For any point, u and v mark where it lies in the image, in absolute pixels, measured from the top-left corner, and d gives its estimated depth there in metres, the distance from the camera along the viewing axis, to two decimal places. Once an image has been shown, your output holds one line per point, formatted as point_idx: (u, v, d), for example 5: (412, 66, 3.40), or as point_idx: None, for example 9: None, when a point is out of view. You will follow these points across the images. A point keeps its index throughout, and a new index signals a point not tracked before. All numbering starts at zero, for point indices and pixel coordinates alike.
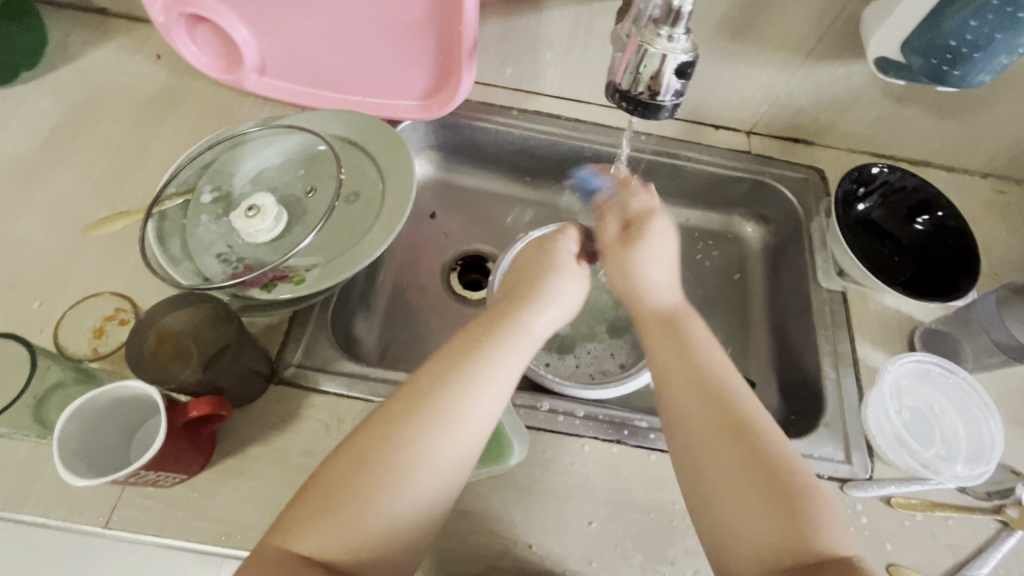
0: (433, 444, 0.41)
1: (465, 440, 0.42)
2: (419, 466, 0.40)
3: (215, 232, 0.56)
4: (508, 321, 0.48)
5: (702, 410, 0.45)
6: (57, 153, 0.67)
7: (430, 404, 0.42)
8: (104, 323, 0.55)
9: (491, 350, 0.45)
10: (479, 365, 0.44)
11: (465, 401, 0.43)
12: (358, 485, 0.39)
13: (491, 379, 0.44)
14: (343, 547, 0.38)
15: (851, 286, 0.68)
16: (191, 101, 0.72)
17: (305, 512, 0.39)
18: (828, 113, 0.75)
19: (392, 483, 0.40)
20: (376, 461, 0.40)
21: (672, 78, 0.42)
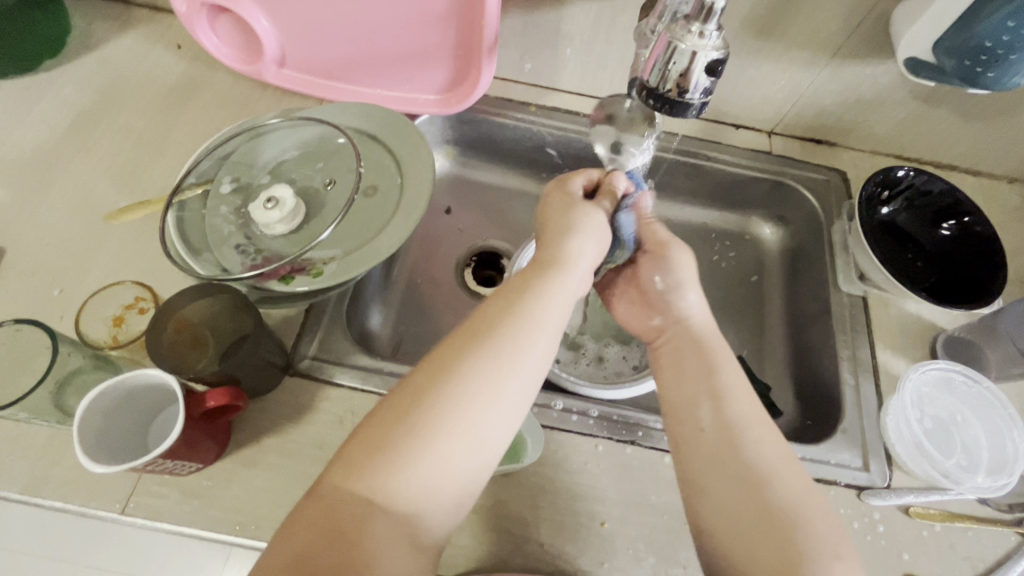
0: (491, 378, 0.41)
1: (524, 373, 0.42)
2: (481, 398, 0.40)
3: (233, 222, 0.56)
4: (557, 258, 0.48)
5: (714, 450, 0.43)
6: (79, 141, 0.67)
7: (482, 345, 0.42)
8: (124, 311, 0.56)
9: (542, 286, 0.46)
10: (529, 307, 0.44)
11: (522, 335, 0.43)
12: (417, 419, 0.39)
13: (547, 314, 0.44)
14: (401, 485, 0.37)
15: (873, 291, 0.67)
16: (211, 91, 0.72)
17: (356, 458, 0.38)
18: (852, 114, 0.73)
19: (446, 424, 0.39)
20: (431, 400, 0.39)
21: (702, 75, 0.42)
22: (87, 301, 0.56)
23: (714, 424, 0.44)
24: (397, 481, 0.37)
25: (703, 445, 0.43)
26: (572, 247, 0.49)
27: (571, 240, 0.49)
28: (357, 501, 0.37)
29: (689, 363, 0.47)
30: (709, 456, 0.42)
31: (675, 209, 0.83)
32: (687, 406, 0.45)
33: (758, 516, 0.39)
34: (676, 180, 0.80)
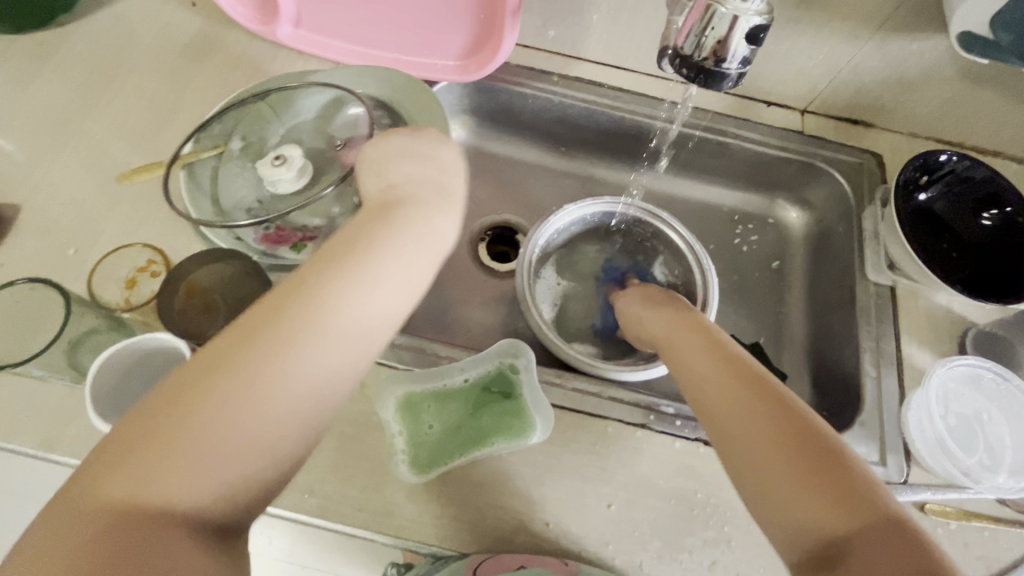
0: (302, 347, 0.36)
1: (343, 335, 0.37)
2: (287, 365, 0.35)
3: (242, 186, 0.55)
4: (389, 218, 0.42)
5: (757, 412, 0.44)
6: (92, 101, 0.66)
7: (304, 307, 0.37)
8: (137, 274, 0.55)
9: (372, 244, 0.40)
10: (364, 270, 0.39)
11: (339, 294, 0.38)
12: (213, 397, 0.34)
13: (381, 272, 0.39)
14: (197, 472, 0.32)
15: (902, 281, 0.64)
16: (225, 51, 0.70)
17: (129, 455, 0.32)
18: (894, 93, 0.69)
19: (258, 395, 0.34)
20: (244, 368, 0.35)
21: (741, 42, 0.39)
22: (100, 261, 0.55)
23: (750, 389, 0.46)
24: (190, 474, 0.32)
25: (748, 411, 0.44)
26: (410, 209, 0.43)
27: (420, 200, 0.44)
28: (134, 498, 0.31)
29: (708, 346, 0.51)
30: (755, 417, 0.44)
31: (698, 188, 0.81)
32: (718, 383, 0.47)
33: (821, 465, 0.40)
34: (701, 159, 0.77)
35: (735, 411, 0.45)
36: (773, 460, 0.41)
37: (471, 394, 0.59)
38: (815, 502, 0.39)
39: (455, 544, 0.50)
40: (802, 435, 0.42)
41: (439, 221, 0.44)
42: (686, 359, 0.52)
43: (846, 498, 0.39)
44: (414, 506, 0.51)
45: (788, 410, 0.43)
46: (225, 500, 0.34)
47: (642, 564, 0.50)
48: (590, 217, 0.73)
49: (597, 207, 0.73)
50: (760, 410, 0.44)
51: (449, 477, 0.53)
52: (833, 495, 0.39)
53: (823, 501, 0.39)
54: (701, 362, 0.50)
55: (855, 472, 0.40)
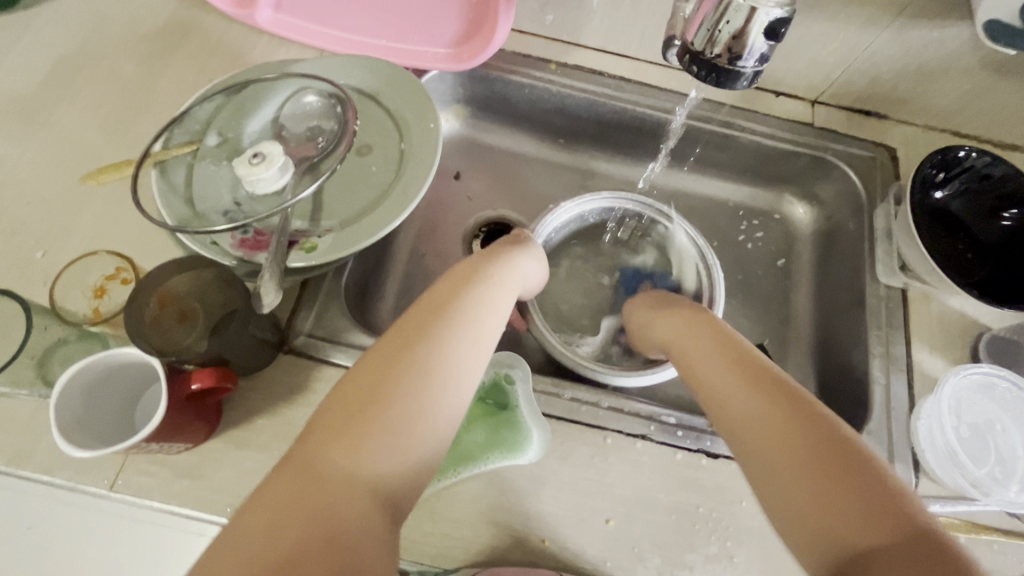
0: (422, 389, 0.39)
1: (458, 376, 0.41)
2: (414, 407, 0.38)
3: (217, 186, 0.51)
4: (478, 278, 0.49)
5: (783, 426, 0.41)
6: (61, 90, 0.62)
7: (414, 352, 0.41)
8: (106, 282, 0.51)
9: (467, 299, 0.46)
10: (465, 320, 0.44)
11: (449, 341, 0.42)
12: (349, 444, 0.36)
13: (480, 321, 0.45)
14: (342, 521, 0.33)
15: (914, 284, 0.62)
16: (203, 36, 0.66)
17: (270, 518, 0.32)
18: (911, 84, 0.66)
19: (392, 432, 0.37)
20: (376, 410, 0.37)
21: (758, 38, 0.36)
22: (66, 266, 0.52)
23: (759, 389, 0.44)
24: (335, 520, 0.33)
25: (773, 424, 0.42)
26: (491, 268, 0.50)
27: (495, 262, 0.51)
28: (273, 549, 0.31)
29: (726, 353, 0.49)
30: (778, 428, 0.41)
31: (701, 182, 0.77)
32: (742, 394, 0.45)
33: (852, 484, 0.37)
34: (705, 153, 0.74)
35: (757, 426, 0.42)
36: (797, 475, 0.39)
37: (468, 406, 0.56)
38: (839, 514, 0.36)
39: (447, 562, 0.48)
40: (830, 451, 0.39)
41: (512, 278, 0.51)
42: (705, 369, 0.49)
43: (881, 519, 0.35)
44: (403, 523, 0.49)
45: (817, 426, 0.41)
46: (361, 545, 0.33)
47: None
48: (587, 214, 0.70)
49: (595, 203, 0.69)
50: (770, 414, 0.42)
51: (441, 492, 0.50)
52: (866, 516, 0.36)
53: (852, 520, 0.36)
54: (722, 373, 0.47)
55: (894, 496, 0.37)
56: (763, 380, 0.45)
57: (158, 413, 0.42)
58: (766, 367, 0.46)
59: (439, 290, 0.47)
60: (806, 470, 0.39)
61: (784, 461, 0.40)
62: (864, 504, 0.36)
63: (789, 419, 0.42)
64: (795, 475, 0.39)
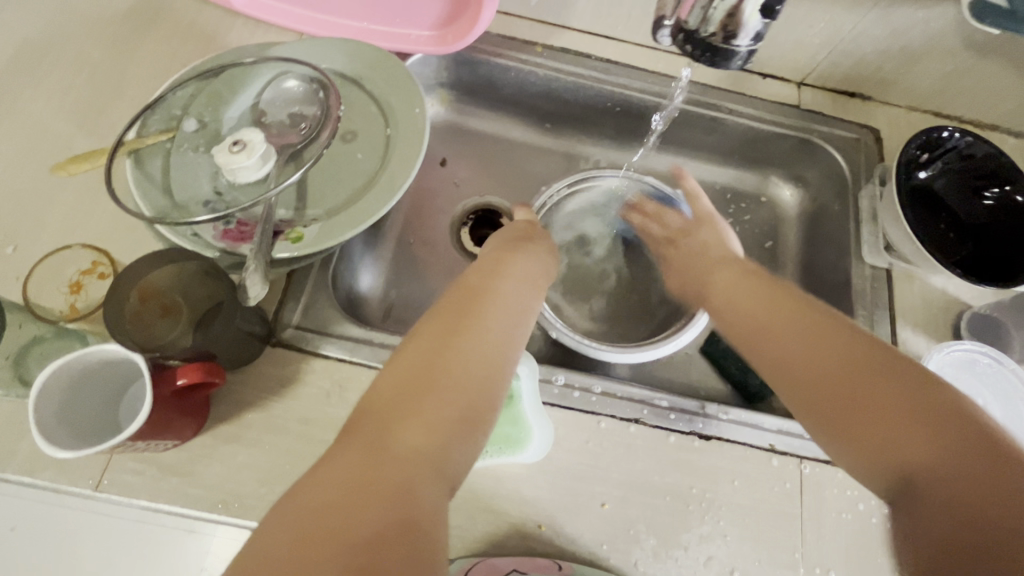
0: (475, 377, 0.39)
1: (503, 364, 0.42)
2: (469, 392, 0.38)
3: (197, 174, 0.49)
4: (510, 271, 0.50)
5: (847, 363, 0.39)
6: (26, 76, 0.59)
7: (465, 336, 0.41)
8: (82, 277, 0.49)
9: (501, 291, 0.47)
10: (507, 308, 0.45)
11: (493, 329, 0.43)
12: (417, 422, 0.36)
13: (514, 313, 0.46)
14: (418, 503, 0.32)
15: (898, 263, 0.63)
16: (176, 19, 0.63)
17: (346, 494, 0.31)
18: (895, 64, 0.66)
19: (456, 414, 0.37)
20: (437, 392, 0.37)
21: (754, 15, 0.35)
22: (40, 260, 0.50)
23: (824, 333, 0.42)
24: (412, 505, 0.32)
25: (816, 355, 0.41)
26: (519, 263, 0.51)
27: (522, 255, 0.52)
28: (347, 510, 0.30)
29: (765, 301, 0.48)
30: (823, 358, 0.41)
31: (689, 165, 0.77)
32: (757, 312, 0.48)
33: (885, 386, 0.37)
34: (691, 135, 0.73)
35: (813, 361, 0.41)
36: (863, 409, 0.37)
37: None
38: (922, 449, 0.34)
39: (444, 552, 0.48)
40: (924, 402, 0.36)
41: (538, 273, 0.52)
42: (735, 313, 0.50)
43: (961, 453, 0.33)
44: None
45: (894, 376, 0.38)
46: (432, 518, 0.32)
47: (637, 563, 0.49)
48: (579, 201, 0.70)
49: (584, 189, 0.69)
50: (816, 355, 0.41)
51: None
52: (935, 442, 0.34)
53: (909, 441, 0.35)
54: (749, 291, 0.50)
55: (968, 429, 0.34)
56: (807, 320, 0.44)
57: (143, 411, 0.41)
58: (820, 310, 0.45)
59: (469, 283, 0.47)
60: (862, 405, 0.37)
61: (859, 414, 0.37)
62: (951, 437, 0.34)
63: (854, 361, 0.39)
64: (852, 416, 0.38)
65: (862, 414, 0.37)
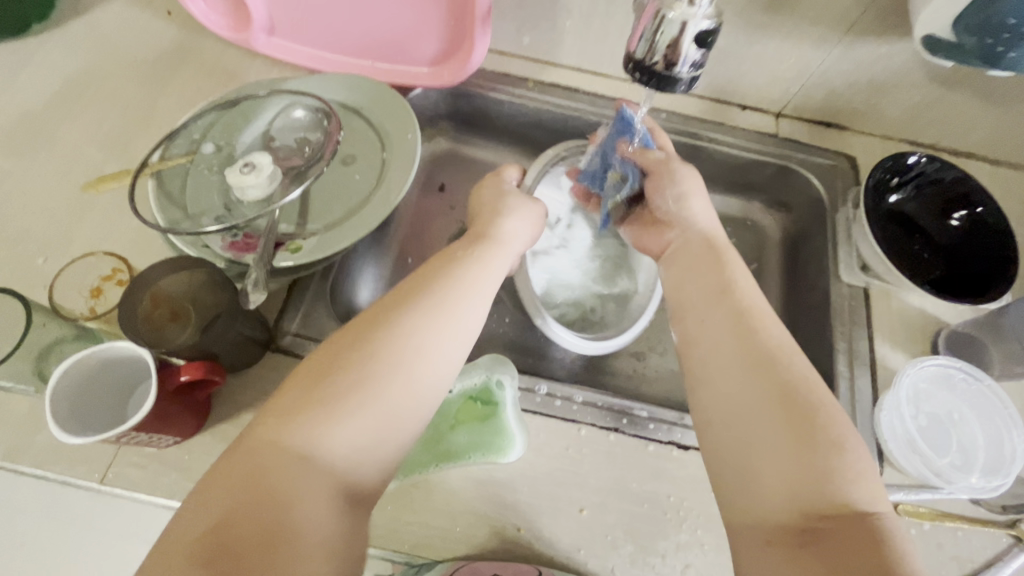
0: (384, 376, 0.39)
1: (420, 361, 0.41)
2: (402, 382, 0.39)
3: (211, 191, 0.54)
4: (452, 267, 0.48)
5: (749, 375, 0.41)
6: (67, 109, 0.66)
7: (381, 333, 0.41)
8: (102, 282, 0.54)
9: (456, 280, 0.47)
10: (439, 301, 0.44)
11: (412, 325, 0.42)
12: (311, 419, 0.36)
13: (479, 299, 0.47)
14: (298, 507, 0.33)
15: (874, 283, 0.65)
16: (200, 58, 0.70)
17: (229, 495, 0.32)
18: (865, 96, 0.70)
19: (354, 417, 0.37)
20: (336, 392, 0.37)
21: (692, 46, 0.39)
22: (66, 266, 0.55)
23: (740, 333, 0.44)
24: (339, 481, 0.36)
25: (731, 352, 0.43)
26: (464, 259, 0.50)
27: (473, 251, 0.51)
28: (222, 511, 0.32)
29: (738, 335, 0.44)
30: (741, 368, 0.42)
31: None
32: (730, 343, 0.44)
33: (795, 427, 0.38)
34: None
35: (735, 374, 0.42)
36: (757, 432, 0.39)
37: (455, 404, 0.57)
38: (786, 464, 0.37)
39: (429, 553, 0.50)
40: (790, 415, 0.38)
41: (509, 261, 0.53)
42: (708, 339, 0.45)
43: (816, 478, 0.36)
44: (385, 515, 0.51)
45: (786, 394, 0.39)
46: (306, 524, 0.33)
47: (614, 569, 0.50)
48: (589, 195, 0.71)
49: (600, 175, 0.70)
50: (734, 348, 0.43)
51: (422, 483, 0.52)
52: (804, 463, 0.36)
53: (801, 486, 0.36)
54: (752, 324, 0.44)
55: (830, 457, 0.36)
56: (737, 307, 0.46)
57: (147, 403, 0.44)
58: (745, 308, 0.46)
59: (409, 281, 0.46)
60: (754, 410, 0.39)
61: (750, 424, 0.39)
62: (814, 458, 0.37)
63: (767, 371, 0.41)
64: (745, 421, 0.40)
65: (762, 442, 0.38)
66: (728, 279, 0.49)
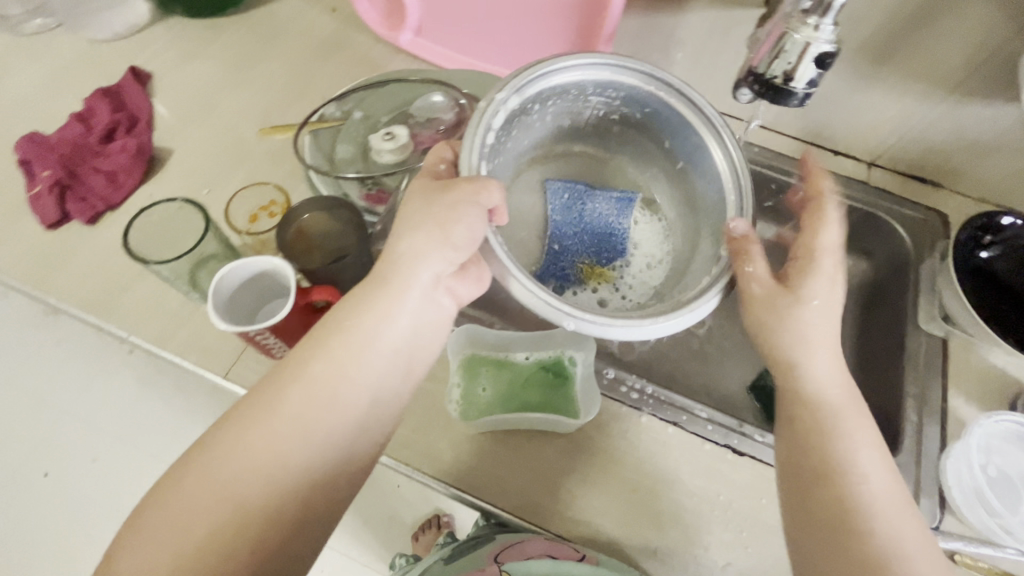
0: (220, 479, 0.40)
1: (262, 458, 0.41)
2: (238, 483, 0.40)
3: (353, 151, 0.64)
4: (314, 344, 0.45)
5: (835, 546, 0.42)
6: (242, 76, 0.79)
7: (222, 437, 0.41)
8: (259, 211, 0.64)
9: (319, 363, 0.44)
10: (284, 392, 0.43)
11: (250, 426, 0.42)
12: (146, 539, 0.38)
13: (348, 365, 0.45)
14: None
15: (955, 334, 0.64)
16: (353, 47, 0.82)
17: None
18: (965, 155, 0.71)
19: (193, 531, 0.38)
20: (175, 508, 0.39)
21: (811, 66, 0.45)
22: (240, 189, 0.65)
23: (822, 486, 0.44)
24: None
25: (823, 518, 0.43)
26: (332, 330, 0.46)
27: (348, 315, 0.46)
28: None
29: (828, 506, 0.43)
30: (820, 529, 0.43)
31: None
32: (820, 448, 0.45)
33: None
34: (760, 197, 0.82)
35: (820, 536, 0.43)
36: None
37: (527, 369, 0.62)
38: None
39: (487, 498, 0.55)
40: None
41: (419, 283, 0.47)
42: (792, 482, 0.46)
43: None
44: (453, 454, 0.56)
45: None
46: None
47: (658, 550, 0.53)
48: (577, 91, 0.57)
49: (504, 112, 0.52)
50: (818, 509, 0.44)
51: (488, 434, 0.57)
52: None
53: None
54: (829, 454, 0.44)
55: None
56: (822, 463, 0.44)
57: (283, 312, 0.52)
58: (824, 467, 0.44)
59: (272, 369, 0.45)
60: None
61: None
62: None
63: (832, 535, 0.42)
64: None
65: None
66: (822, 437, 0.45)
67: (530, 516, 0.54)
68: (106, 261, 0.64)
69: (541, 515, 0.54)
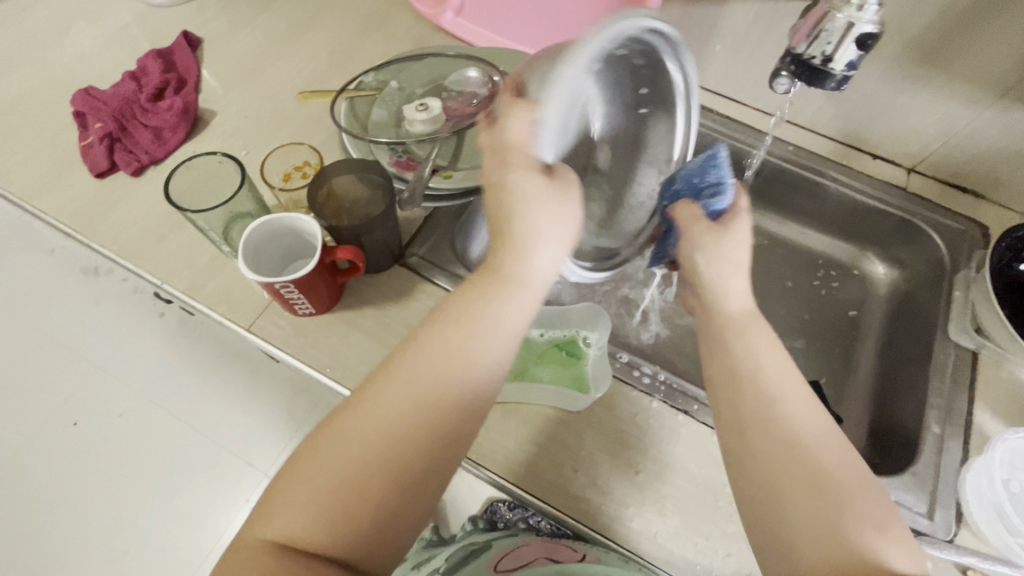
0: (413, 430, 0.39)
1: (432, 405, 0.40)
2: (430, 432, 0.40)
3: (386, 120, 0.65)
4: (479, 292, 0.43)
5: (782, 446, 0.40)
6: (287, 46, 0.82)
7: (397, 381, 0.41)
8: (293, 171, 0.67)
9: (488, 311, 0.42)
10: (449, 337, 0.42)
11: (421, 370, 0.41)
12: (344, 482, 0.38)
13: (508, 314, 0.43)
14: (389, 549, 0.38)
15: (988, 347, 0.62)
16: (395, 24, 0.84)
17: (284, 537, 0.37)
18: (1012, 166, 0.68)
19: (377, 470, 0.38)
20: (351, 446, 0.39)
21: (851, 46, 0.45)
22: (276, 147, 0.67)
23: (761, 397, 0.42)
24: (379, 526, 0.38)
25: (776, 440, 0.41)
26: (490, 279, 0.43)
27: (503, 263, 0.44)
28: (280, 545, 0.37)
29: (764, 404, 0.42)
30: (771, 441, 0.41)
31: (786, 225, 0.84)
32: (723, 380, 0.44)
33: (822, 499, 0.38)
34: (792, 197, 0.81)
35: (771, 447, 0.40)
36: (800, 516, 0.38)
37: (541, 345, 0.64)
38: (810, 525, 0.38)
39: (491, 467, 0.55)
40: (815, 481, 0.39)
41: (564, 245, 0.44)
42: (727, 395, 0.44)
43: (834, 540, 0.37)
44: None
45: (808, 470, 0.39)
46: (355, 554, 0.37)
47: (657, 534, 0.52)
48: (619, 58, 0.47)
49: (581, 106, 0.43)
50: (751, 408, 0.42)
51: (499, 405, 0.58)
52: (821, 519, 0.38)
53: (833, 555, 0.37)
54: (748, 357, 0.44)
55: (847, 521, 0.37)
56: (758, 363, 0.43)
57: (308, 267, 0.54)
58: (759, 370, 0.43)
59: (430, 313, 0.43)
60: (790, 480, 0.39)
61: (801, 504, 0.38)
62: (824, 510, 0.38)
63: (782, 437, 0.40)
64: (789, 488, 0.39)
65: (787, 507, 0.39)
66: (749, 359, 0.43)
67: (531, 488, 0.54)
68: (147, 211, 0.67)
69: (542, 489, 0.54)
